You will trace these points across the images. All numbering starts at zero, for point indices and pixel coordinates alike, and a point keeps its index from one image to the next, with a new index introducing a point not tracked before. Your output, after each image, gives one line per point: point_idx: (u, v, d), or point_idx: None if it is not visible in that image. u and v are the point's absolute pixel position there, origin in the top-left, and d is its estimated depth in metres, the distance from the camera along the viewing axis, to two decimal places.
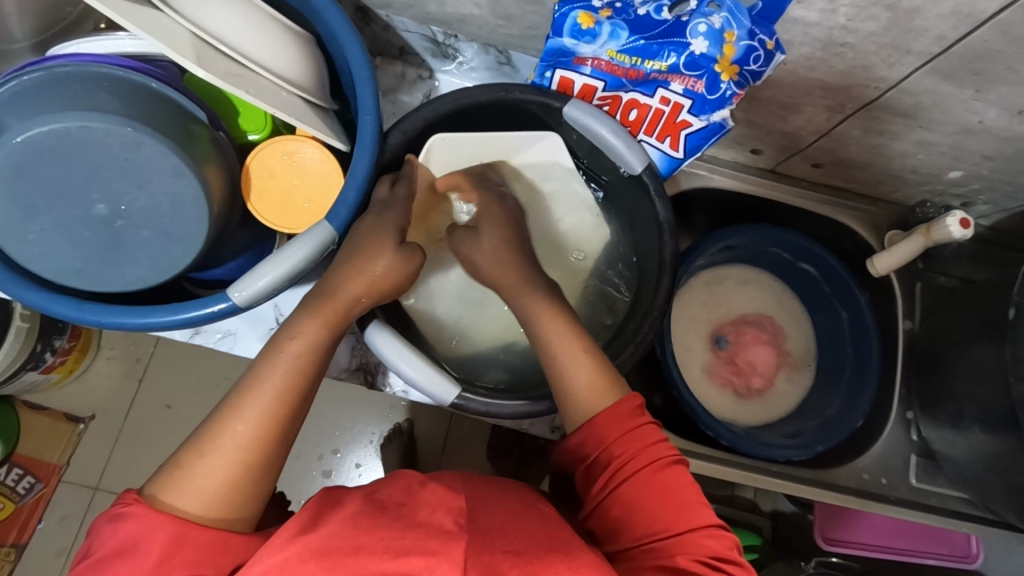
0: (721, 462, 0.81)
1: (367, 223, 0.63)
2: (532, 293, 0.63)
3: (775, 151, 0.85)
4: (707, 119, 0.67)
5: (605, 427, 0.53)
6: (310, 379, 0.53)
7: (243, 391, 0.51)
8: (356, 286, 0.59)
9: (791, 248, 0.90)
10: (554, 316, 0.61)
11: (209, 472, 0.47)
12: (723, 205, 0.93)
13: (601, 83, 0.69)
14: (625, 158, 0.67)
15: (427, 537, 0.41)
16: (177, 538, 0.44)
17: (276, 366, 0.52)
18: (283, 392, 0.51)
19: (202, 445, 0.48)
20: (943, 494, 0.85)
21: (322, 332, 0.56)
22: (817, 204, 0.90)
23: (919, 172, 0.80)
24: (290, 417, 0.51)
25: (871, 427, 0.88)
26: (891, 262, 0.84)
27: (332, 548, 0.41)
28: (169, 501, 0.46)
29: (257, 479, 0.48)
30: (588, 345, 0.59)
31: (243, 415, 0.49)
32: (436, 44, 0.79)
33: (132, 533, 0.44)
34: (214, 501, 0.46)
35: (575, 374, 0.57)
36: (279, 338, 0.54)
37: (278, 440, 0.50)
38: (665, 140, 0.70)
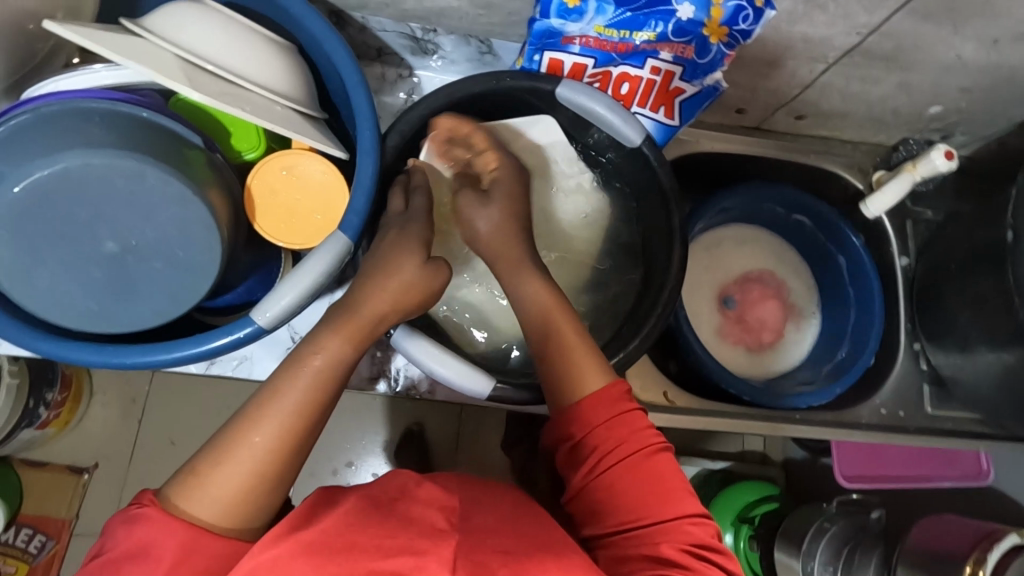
0: (745, 416, 0.83)
1: (390, 236, 0.63)
2: (535, 268, 0.63)
3: (759, 109, 0.86)
4: (699, 83, 0.68)
5: (593, 408, 0.54)
6: (327, 398, 0.53)
7: (259, 403, 0.50)
8: (381, 304, 0.59)
9: (783, 202, 0.93)
10: (534, 277, 0.63)
11: (222, 482, 0.47)
12: (716, 168, 0.94)
13: (590, 60, 0.68)
14: (622, 132, 0.68)
15: (418, 537, 0.43)
16: (187, 544, 0.44)
17: (295, 382, 0.51)
18: (302, 406, 0.51)
19: (216, 454, 0.48)
20: (957, 418, 0.88)
21: (344, 346, 0.55)
22: (803, 154, 0.92)
23: (900, 112, 0.83)
24: (306, 432, 0.51)
25: (882, 362, 0.90)
26: (883, 202, 0.86)
27: (323, 545, 0.42)
28: (184, 507, 0.46)
29: (270, 491, 0.48)
30: (578, 329, 0.59)
31: (259, 427, 0.49)
32: (415, 41, 0.78)
33: (146, 534, 0.44)
34: (226, 509, 0.46)
35: (552, 325, 0.60)
36: (301, 351, 0.53)
37: (292, 455, 0.50)
38: (660, 109, 0.70)
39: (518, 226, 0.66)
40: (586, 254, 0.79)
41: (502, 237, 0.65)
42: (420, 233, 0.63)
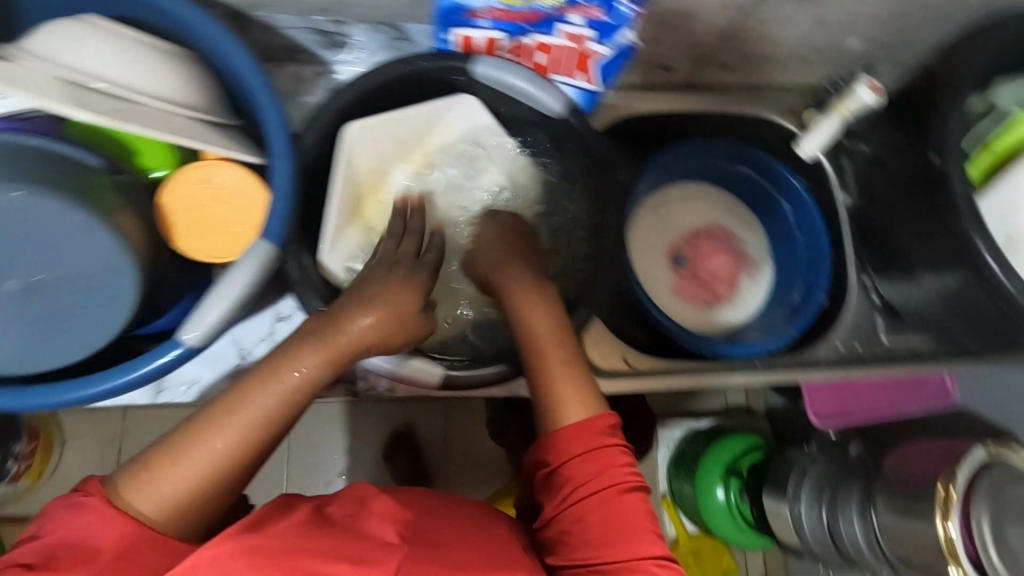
0: (708, 370, 0.83)
1: (381, 276, 0.62)
2: (535, 292, 0.64)
3: (683, 63, 0.86)
4: (610, 44, 0.66)
5: (572, 438, 0.54)
6: (293, 412, 0.53)
7: (225, 406, 0.51)
8: (370, 334, 0.56)
9: (722, 154, 0.93)
10: (535, 300, 0.63)
11: (173, 483, 0.48)
12: (650, 132, 0.92)
13: (501, 33, 0.66)
14: (544, 103, 0.68)
15: (368, 548, 0.47)
16: (127, 537, 0.45)
17: (263, 394, 0.52)
18: (268, 421, 0.52)
19: (171, 451, 0.49)
20: (914, 343, 0.89)
21: (319, 372, 0.54)
22: (734, 105, 0.90)
23: (820, 49, 0.83)
24: (266, 442, 0.52)
25: (836, 300, 0.91)
26: (818, 140, 0.86)
27: (266, 548, 0.44)
28: (133, 501, 0.46)
29: (218, 493, 0.49)
30: (569, 358, 0.59)
31: (221, 434, 0.50)
32: (324, 35, 0.76)
33: (90, 524, 0.45)
34: (172, 507, 0.47)
35: (543, 346, 0.60)
36: (278, 368, 0.53)
37: (248, 464, 0.51)
38: (579, 75, 0.70)
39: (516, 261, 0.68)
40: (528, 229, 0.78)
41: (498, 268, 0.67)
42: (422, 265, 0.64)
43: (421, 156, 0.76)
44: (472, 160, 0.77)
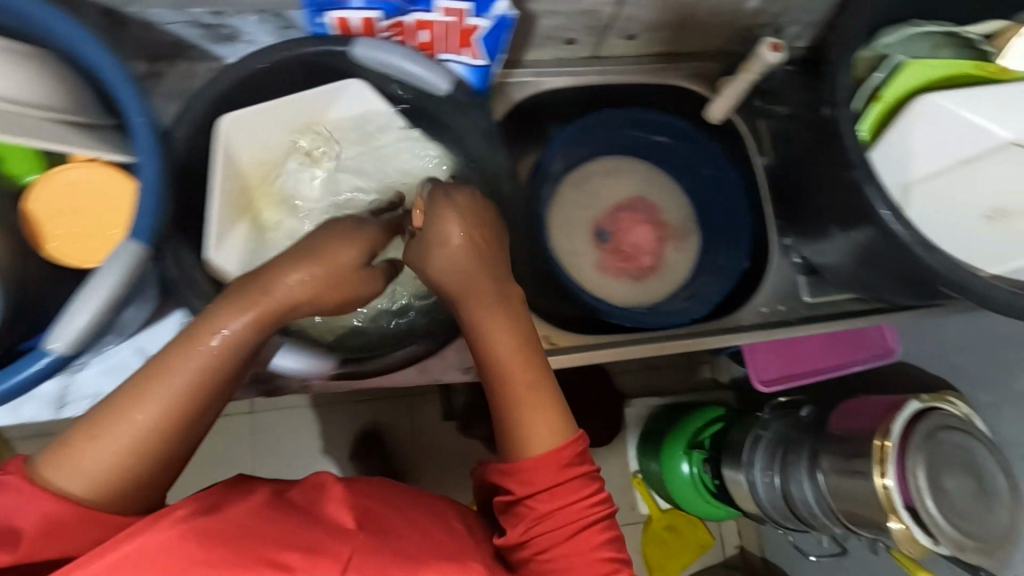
0: (629, 343, 0.82)
1: (338, 254, 0.56)
2: (507, 310, 0.58)
3: (586, 35, 0.84)
4: (490, 16, 0.64)
5: (539, 471, 0.55)
6: (221, 380, 0.52)
7: (148, 376, 0.50)
8: (299, 293, 0.54)
9: (638, 125, 0.93)
10: (506, 318, 0.58)
11: (97, 459, 0.48)
12: (567, 106, 0.93)
13: (377, 12, 0.64)
14: (427, 82, 0.66)
15: (324, 536, 0.48)
16: (49, 515, 0.46)
17: (184, 363, 0.50)
18: (191, 389, 0.50)
19: (94, 427, 0.48)
20: (836, 300, 0.89)
21: (241, 328, 0.52)
22: (646, 75, 0.91)
23: (720, 11, 0.82)
24: (194, 413, 0.51)
25: (758, 263, 0.91)
26: (725, 105, 0.86)
27: (217, 533, 0.45)
28: (58, 480, 0.47)
29: (148, 468, 0.49)
30: (541, 383, 0.57)
31: (142, 405, 0.49)
32: (207, 28, 0.74)
33: (12, 502, 0.46)
34: (98, 483, 0.47)
35: (511, 372, 0.57)
36: (197, 330, 0.51)
37: (178, 436, 0.50)
38: (464, 51, 0.68)
39: (481, 267, 0.57)
40: None
41: (458, 277, 0.57)
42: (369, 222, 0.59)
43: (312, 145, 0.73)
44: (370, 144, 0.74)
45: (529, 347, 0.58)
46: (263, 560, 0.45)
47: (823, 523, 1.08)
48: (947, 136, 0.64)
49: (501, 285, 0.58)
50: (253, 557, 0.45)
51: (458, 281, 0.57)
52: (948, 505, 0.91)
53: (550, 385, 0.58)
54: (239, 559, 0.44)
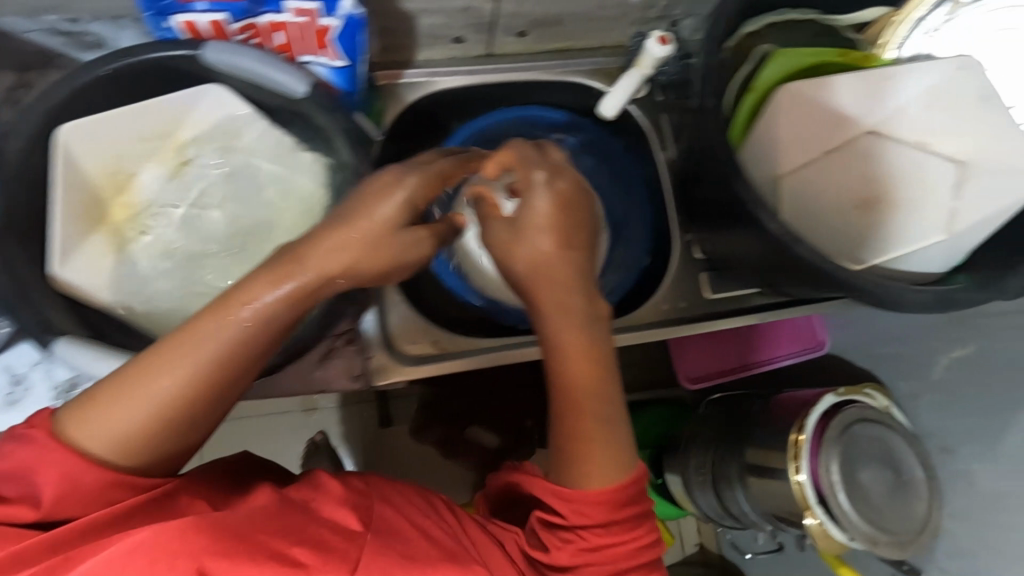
0: (522, 347, 0.80)
1: (376, 221, 0.52)
2: (585, 313, 0.56)
3: (474, 34, 0.83)
4: (339, 15, 0.62)
5: (595, 503, 0.55)
6: (243, 358, 0.48)
7: (182, 335, 0.47)
8: (331, 260, 0.50)
9: (539, 123, 0.91)
10: (578, 326, 0.56)
11: (120, 421, 0.46)
12: (466, 105, 0.91)
13: (224, 14, 0.62)
14: (282, 83, 0.65)
15: (331, 532, 0.49)
16: (66, 475, 0.45)
17: (214, 329, 0.47)
18: (219, 361, 0.47)
19: (120, 385, 0.46)
20: (738, 295, 0.88)
21: (280, 300, 0.49)
22: (543, 71, 0.89)
23: (606, 6, 0.81)
24: (213, 392, 0.48)
25: (661, 259, 0.90)
26: (618, 100, 0.83)
27: (221, 527, 0.45)
28: (78, 435, 0.46)
29: (164, 441, 0.47)
30: (608, 408, 0.56)
31: (169, 371, 0.47)
32: (68, 35, 0.71)
33: (22, 457, 0.45)
34: (117, 451, 0.46)
35: (575, 379, 0.56)
36: (231, 296, 0.48)
37: (196, 412, 0.48)
38: (322, 53, 0.66)
39: (558, 270, 0.55)
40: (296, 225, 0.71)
41: (536, 266, 0.55)
42: (409, 167, 0.55)
43: (173, 150, 0.70)
44: (236, 153, 0.72)
45: (607, 361, 0.57)
46: (278, 557, 0.45)
47: (754, 519, 1.09)
48: (814, 120, 0.63)
49: (581, 303, 0.56)
50: (267, 552, 0.45)
51: (535, 278, 0.56)
52: (864, 500, 0.91)
53: (619, 415, 0.57)
54: (254, 554, 0.44)
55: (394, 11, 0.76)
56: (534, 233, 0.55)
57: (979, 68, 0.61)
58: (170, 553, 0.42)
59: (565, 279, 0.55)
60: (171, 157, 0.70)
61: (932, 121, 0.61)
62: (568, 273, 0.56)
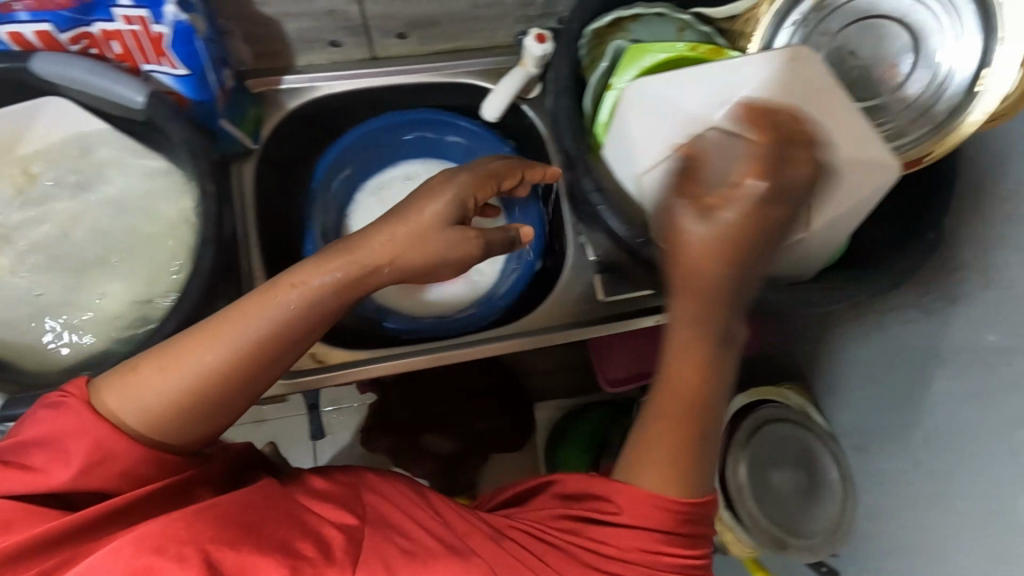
0: (402, 356, 0.79)
1: (425, 218, 0.57)
2: (717, 325, 0.49)
3: (351, 37, 0.80)
4: (167, 22, 0.60)
5: (658, 509, 0.49)
6: (290, 338, 0.51)
7: (223, 315, 0.50)
8: (384, 250, 0.55)
9: (427, 124, 0.89)
10: (705, 341, 0.49)
11: (155, 392, 0.48)
12: (354, 108, 0.89)
13: (49, 25, 0.61)
14: (119, 94, 0.63)
15: (326, 522, 0.51)
16: (95, 445, 0.46)
17: (264, 310, 0.50)
18: (260, 343, 0.49)
19: (159, 360, 0.49)
20: (635, 297, 0.82)
21: (325, 286, 0.52)
22: (430, 74, 0.86)
23: (482, 4, 0.78)
24: (258, 371, 0.50)
25: (558, 262, 0.88)
26: (500, 100, 0.81)
27: (223, 521, 0.46)
28: (109, 403, 0.48)
29: (202, 415, 0.49)
30: (698, 431, 0.50)
31: (211, 347, 0.49)
32: None
33: (58, 422, 0.47)
34: (153, 420, 0.48)
35: (686, 394, 0.50)
36: (279, 279, 0.51)
37: (240, 388, 0.50)
38: (162, 61, 0.64)
39: (729, 257, 0.47)
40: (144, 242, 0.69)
41: (708, 250, 0.47)
42: (458, 170, 0.60)
43: (20, 168, 0.70)
44: (83, 168, 0.70)
45: (728, 365, 0.50)
46: (284, 548, 0.46)
47: None
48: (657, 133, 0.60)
49: (726, 294, 0.48)
50: (273, 544, 0.47)
51: (702, 268, 0.47)
52: (772, 498, 0.97)
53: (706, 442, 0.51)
54: (258, 544, 0.46)
55: (255, 16, 0.74)
56: (734, 204, 0.45)
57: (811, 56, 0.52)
58: (177, 544, 0.44)
59: (718, 281, 0.47)
60: (15, 173, 0.69)
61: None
62: (721, 281, 0.47)
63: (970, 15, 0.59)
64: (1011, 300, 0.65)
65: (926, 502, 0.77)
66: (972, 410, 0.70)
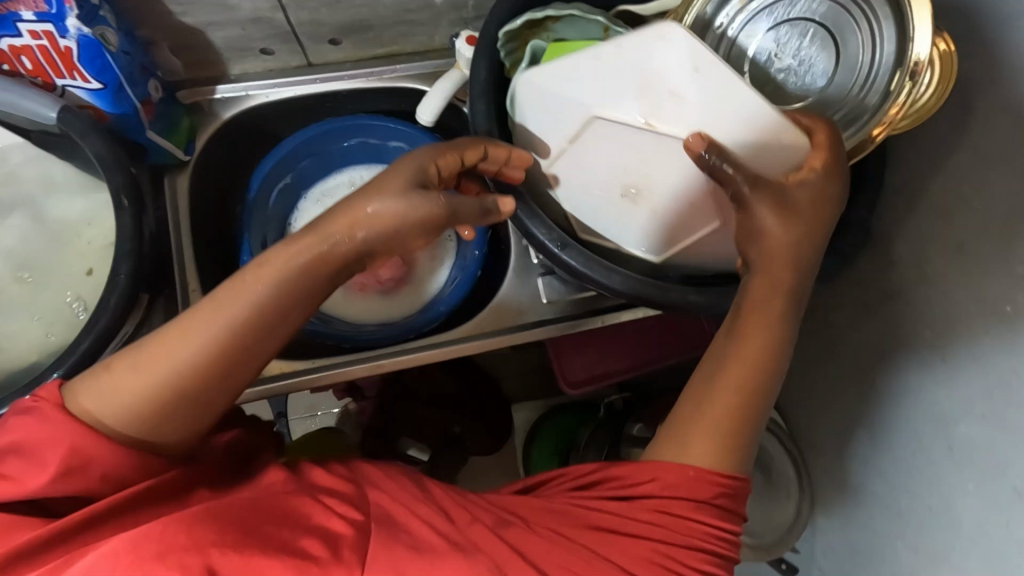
0: (341, 364, 0.78)
1: (387, 187, 0.52)
2: (770, 333, 0.56)
3: (284, 45, 0.79)
4: (72, 37, 0.59)
5: (677, 471, 0.53)
6: (265, 325, 0.50)
7: (191, 311, 0.49)
8: (347, 223, 0.51)
9: (368, 131, 0.88)
10: (755, 340, 0.56)
11: (132, 391, 0.48)
12: (294, 115, 0.88)
13: None
14: (34, 112, 0.63)
15: (329, 517, 0.49)
16: (74, 448, 0.46)
17: (233, 299, 0.49)
18: (233, 332, 0.49)
19: (134, 360, 0.48)
20: (579, 299, 0.82)
21: (300, 266, 0.50)
22: (369, 79, 0.85)
23: (412, 8, 0.77)
24: (234, 361, 0.50)
25: (505, 265, 0.86)
26: (434, 104, 0.78)
27: (225, 527, 0.45)
28: (85, 407, 0.48)
29: (182, 409, 0.49)
30: (730, 422, 0.55)
31: (183, 341, 0.48)
32: None
33: (31, 428, 0.46)
34: (134, 419, 0.48)
35: (720, 394, 0.55)
36: (248, 269, 0.50)
37: (217, 379, 0.49)
38: (75, 75, 0.63)
39: (796, 253, 0.55)
40: (75, 262, 0.70)
41: (789, 236, 0.55)
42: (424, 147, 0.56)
43: None
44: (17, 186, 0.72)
45: (793, 327, 0.57)
46: (286, 549, 0.45)
47: None
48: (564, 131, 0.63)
49: (795, 292, 0.56)
50: (276, 545, 0.45)
51: (779, 248, 0.55)
52: None
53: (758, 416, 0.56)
54: (263, 546, 0.44)
55: (178, 27, 0.73)
56: (798, 192, 0.54)
57: (674, 32, 0.50)
58: (177, 550, 0.42)
59: (795, 271, 0.56)
60: None
61: (648, 101, 0.57)
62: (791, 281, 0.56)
63: (886, 18, 0.58)
64: (941, 297, 0.65)
65: (871, 496, 0.78)
66: (910, 405, 0.71)
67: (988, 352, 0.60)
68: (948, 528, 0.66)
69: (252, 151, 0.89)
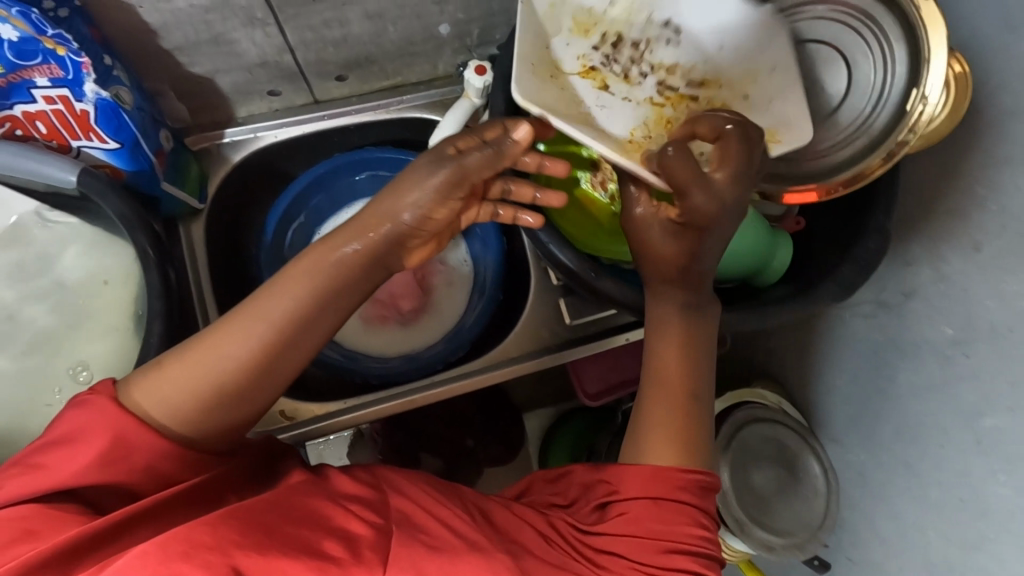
0: (373, 403, 0.79)
1: (418, 176, 0.52)
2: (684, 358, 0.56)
3: (291, 85, 0.79)
4: (89, 100, 0.59)
5: (642, 480, 0.52)
6: (311, 321, 0.50)
7: (243, 304, 0.49)
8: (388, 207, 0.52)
9: (378, 164, 0.88)
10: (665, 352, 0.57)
11: (178, 383, 0.47)
12: (301, 152, 0.87)
13: None
14: (47, 174, 0.62)
15: (349, 521, 0.48)
16: (117, 440, 0.45)
17: (281, 290, 0.49)
18: (281, 327, 0.49)
19: (182, 352, 0.48)
20: (600, 317, 0.82)
21: (343, 255, 0.51)
22: (375, 111, 0.85)
23: (418, 41, 0.78)
24: (281, 357, 0.49)
25: (524, 286, 0.86)
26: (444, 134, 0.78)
27: (248, 529, 0.44)
28: (135, 398, 0.47)
29: (226, 405, 0.48)
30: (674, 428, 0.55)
31: (233, 335, 0.48)
32: None
33: (81, 420, 0.45)
34: (179, 413, 0.47)
35: (656, 397, 0.56)
36: (297, 260, 0.50)
37: (263, 376, 0.49)
38: (92, 136, 0.62)
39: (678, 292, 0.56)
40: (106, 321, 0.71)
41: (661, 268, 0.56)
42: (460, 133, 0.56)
43: None
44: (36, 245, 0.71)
45: (702, 359, 0.57)
46: (308, 549, 0.44)
47: None
48: None
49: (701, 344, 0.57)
50: (298, 546, 0.44)
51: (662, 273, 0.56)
52: (752, 497, 0.92)
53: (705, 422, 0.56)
54: (284, 547, 0.43)
55: (187, 77, 0.72)
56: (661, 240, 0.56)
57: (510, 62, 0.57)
58: (203, 550, 0.41)
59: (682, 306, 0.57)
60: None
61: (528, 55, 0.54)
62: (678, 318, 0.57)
63: (898, 41, 0.60)
64: (961, 293, 0.67)
65: (896, 484, 0.79)
66: (932, 398, 0.72)
67: (1009, 343, 0.62)
68: (983, 515, 0.68)
69: (261, 191, 0.89)
